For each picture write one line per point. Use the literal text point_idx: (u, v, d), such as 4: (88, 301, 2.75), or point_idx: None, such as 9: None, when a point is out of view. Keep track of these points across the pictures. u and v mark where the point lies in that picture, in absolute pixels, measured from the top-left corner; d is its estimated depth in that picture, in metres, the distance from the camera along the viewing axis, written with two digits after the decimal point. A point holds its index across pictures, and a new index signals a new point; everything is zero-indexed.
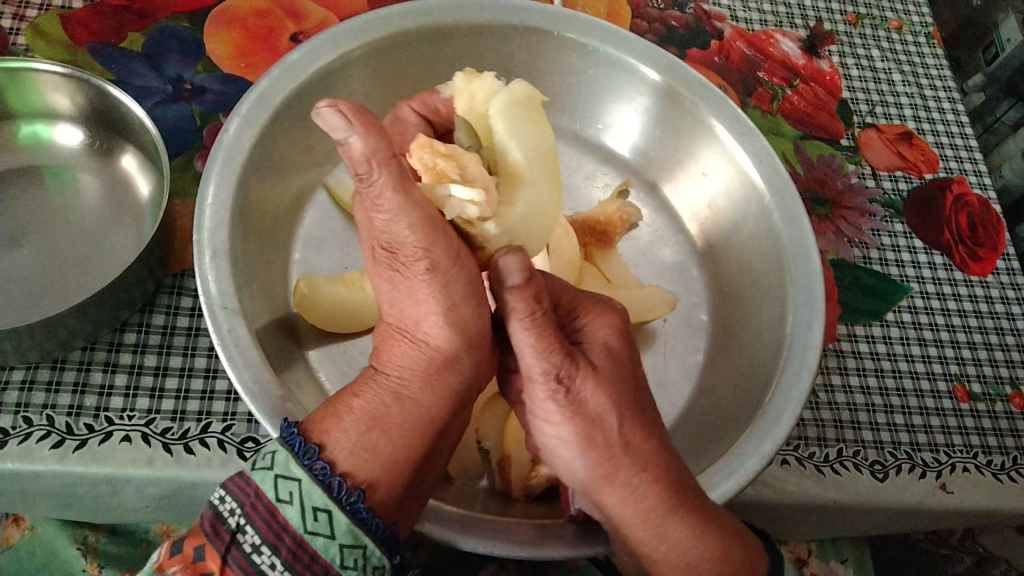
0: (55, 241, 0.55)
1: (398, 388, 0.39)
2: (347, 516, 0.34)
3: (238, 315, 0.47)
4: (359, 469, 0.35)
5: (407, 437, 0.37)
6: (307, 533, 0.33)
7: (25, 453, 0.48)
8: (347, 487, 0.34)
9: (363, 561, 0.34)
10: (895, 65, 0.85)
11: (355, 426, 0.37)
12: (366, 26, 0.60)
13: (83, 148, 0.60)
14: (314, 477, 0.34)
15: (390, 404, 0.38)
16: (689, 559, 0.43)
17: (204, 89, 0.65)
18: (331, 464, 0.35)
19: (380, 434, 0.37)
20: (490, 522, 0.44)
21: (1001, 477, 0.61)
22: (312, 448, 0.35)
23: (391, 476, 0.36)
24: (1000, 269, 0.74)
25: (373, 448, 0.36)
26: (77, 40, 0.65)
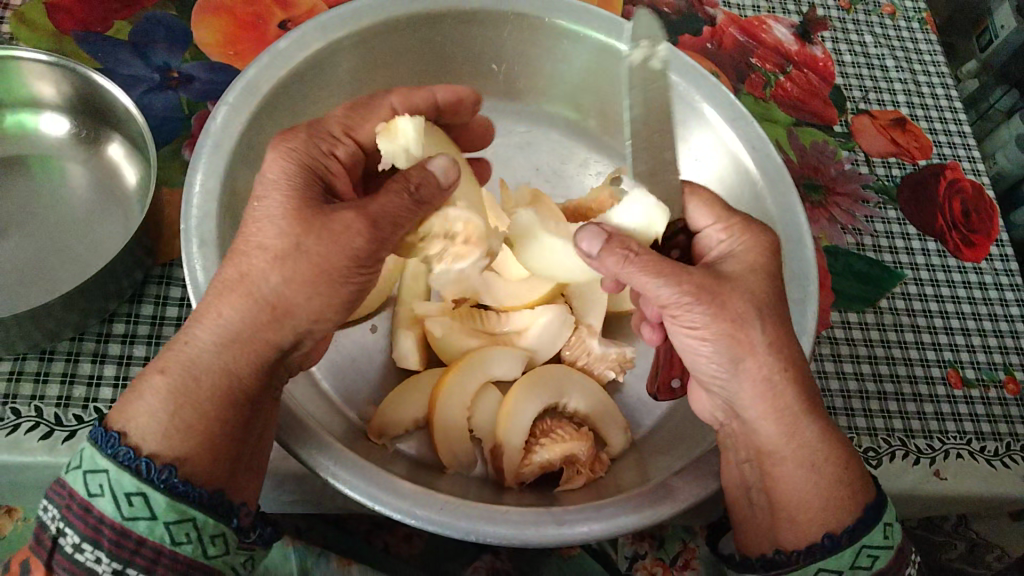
0: (41, 231, 0.54)
1: (194, 358, 0.39)
2: (164, 494, 0.36)
3: None
4: (166, 448, 0.37)
5: (213, 404, 0.39)
6: (126, 519, 0.36)
7: (14, 444, 0.47)
8: (155, 468, 0.36)
9: (195, 532, 0.37)
10: (889, 51, 0.85)
11: (155, 399, 0.38)
12: (352, 12, 0.59)
13: (70, 137, 0.59)
14: (120, 463, 0.36)
15: (196, 376, 0.39)
16: (814, 462, 0.44)
17: (192, 77, 0.64)
18: (137, 446, 0.37)
19: (189, 409, 0.38)
20: (464, 507, 0.43)
21: (995, 463, 0.61)
22: (113, 435, 0.37)
23: (203, 454, 0.38)
24: (994, 255, 0.73)
25: (178, 416, 0.38)
26: (62, 29, 0.64)
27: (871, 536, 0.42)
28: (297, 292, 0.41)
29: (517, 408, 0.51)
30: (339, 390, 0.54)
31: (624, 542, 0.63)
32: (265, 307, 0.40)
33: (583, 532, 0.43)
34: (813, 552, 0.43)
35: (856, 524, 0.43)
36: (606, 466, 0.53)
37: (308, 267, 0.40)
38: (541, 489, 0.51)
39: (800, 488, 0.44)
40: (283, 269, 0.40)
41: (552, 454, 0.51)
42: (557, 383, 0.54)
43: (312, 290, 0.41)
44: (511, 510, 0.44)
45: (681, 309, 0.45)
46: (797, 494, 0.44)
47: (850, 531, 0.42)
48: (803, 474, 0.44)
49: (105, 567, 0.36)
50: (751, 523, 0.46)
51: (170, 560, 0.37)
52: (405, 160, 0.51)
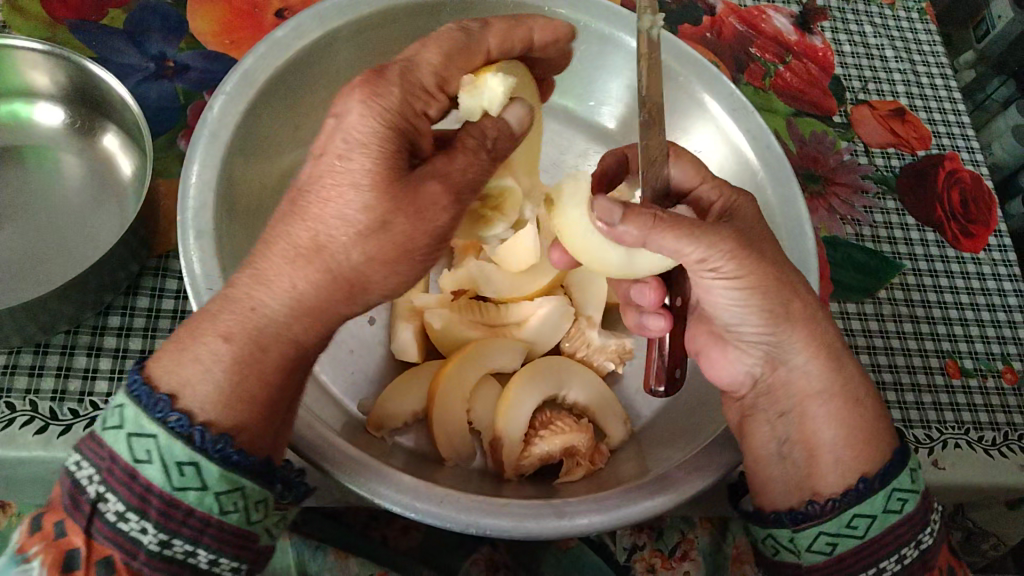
0: (36, 223, 0.54)
1: (267, 324, 0.37)
2: (218, 463, 0.35)
3: None
4: (222, 419, 0.36)
5: (274, 378, 0.38)
6: (176, 489, 0.35)
7: (9, 439, 0.47)
8: (211, 439, 0.35)
9: (243, 502, 0.37)
10: (888, 41, 0.84)
11: (217, 364, 0.36)
12: (351, 2, 0.59)
13: (64, 127, 0.59)
14: (169, 429, 0.35)
15: (265, 349, 0.37)
16: (851, 401, 0.45)
17: (187, 67, 0.63)
18: (189, 414, 0.36)
19: (250, 379, 0.37)
20: (464, 500, 0.43)
21: (993, 453, 0.61)
22: (163, 399, 0.36)
23: (255, 427, 0.37)
24: (993, 246, 0.73)
25: (242, 387, 0.37)
26: (56, 17, 0.63)
27: (901, 478, 0.43)
28: (377, 270, 0.38)
29: (516, 399, 0.51)
30: (331, 374, 0.53)
31: (623, 534, 0.62)
32: (342, 281, 0.37)
33: (584, 524, 0.43)
34: (849, 497, 0.43)
35: (887, 468, 0.43)
36: (606, 457, 0.52)
37: (390, 247, 0.37)
38: (540, 481, 0.51)
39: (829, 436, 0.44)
40: (367, 247, 0.37)
41: (552, 446, 0.50)
42: (557, 375, 0.53)
43: (392, 267, 0.38)
44: (512, 502, 0.44)
45: (720, 262, 0.43)
46: (831, 440, 0.44)
47: (880, 476, 0.43)
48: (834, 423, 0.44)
49: (152, 538, 0.35)
50: (778, 480, 0.45)
51: (214, 530, 0.36)
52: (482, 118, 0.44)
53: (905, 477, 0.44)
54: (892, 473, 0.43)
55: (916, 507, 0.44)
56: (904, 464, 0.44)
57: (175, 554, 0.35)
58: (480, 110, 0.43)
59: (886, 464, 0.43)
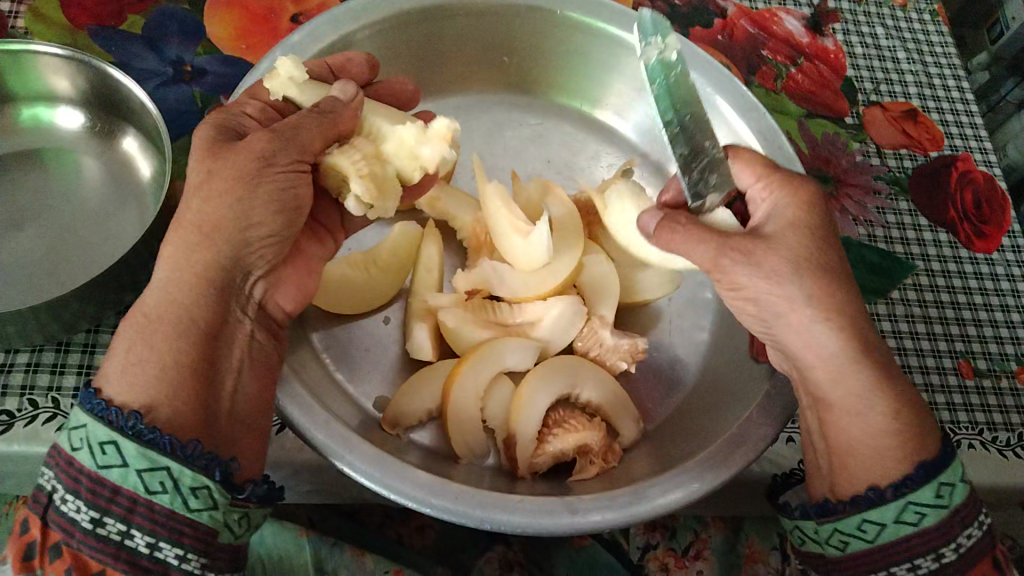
0: (58, 224, 0.55)
1: (156, 297, 0.40)
2: (134, 441, 0.36)
3: None
4: (131, 394, 0.37)
5: (176, 339, 0.39)
6: (101, 468, 0.36)
7: (32, 435, 0.48)
8: (121, 413, 0.36)
9: (171, 481, 0.36)
10: (900, 43, 0.84)
11: (122, 350, 0.39)
12: (365, 7, 0.59)
13: (84, 131, 0.60)
14: (95, 415, 0.36)
15: (152, 317, 0.40)
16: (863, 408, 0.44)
17: (204, 71, 0.64)
18: (108, 398, 0.37)
19: (151, 351, 0.39)
20: (477, 495, 0.44)
21: (1007, 454, 0.61)
22: (89, 391, 0.37)
23: (168, 397, 0.38)
24: (1006, 246, 0.73)
25: (143, 359, 0.38)
26: (77, 23, 0.64)
27: (916, 494, 0.42)
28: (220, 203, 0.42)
29: (530, 399, 0.52)
30: (348, 377, 0.54)
31: (636, 533, 0.63)
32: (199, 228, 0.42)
33: (596, 519, 0.44)
34: (857, 505, 0.43)
35: (903, 479, 0.42)
36: (619, 455, 0.53)
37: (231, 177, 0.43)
38: (553, 479, 0.52)
39: (851, 422, 0.44)
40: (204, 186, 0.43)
41: (566, 445, 0.51)
42: (570, 374, 0.54)
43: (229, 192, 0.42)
44: (525, 498, 0.44)
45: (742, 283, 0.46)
46: (848, 437, 0.44)
47: (894, 486, 0.42)
48: (855, 417, 0.44)
49: (84, 517, 0.35)
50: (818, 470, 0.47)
51: (145, 510, 0.36)
52: (297, 89, 0.50)
53: (928, 491, 0.42)
54: (906, 487, 0.42)
55: (942, 521, 0.42)
56: (930, 478, 0.42)
57: (110, 535, 0.36)
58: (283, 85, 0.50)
59: (902, 477, 0.42)
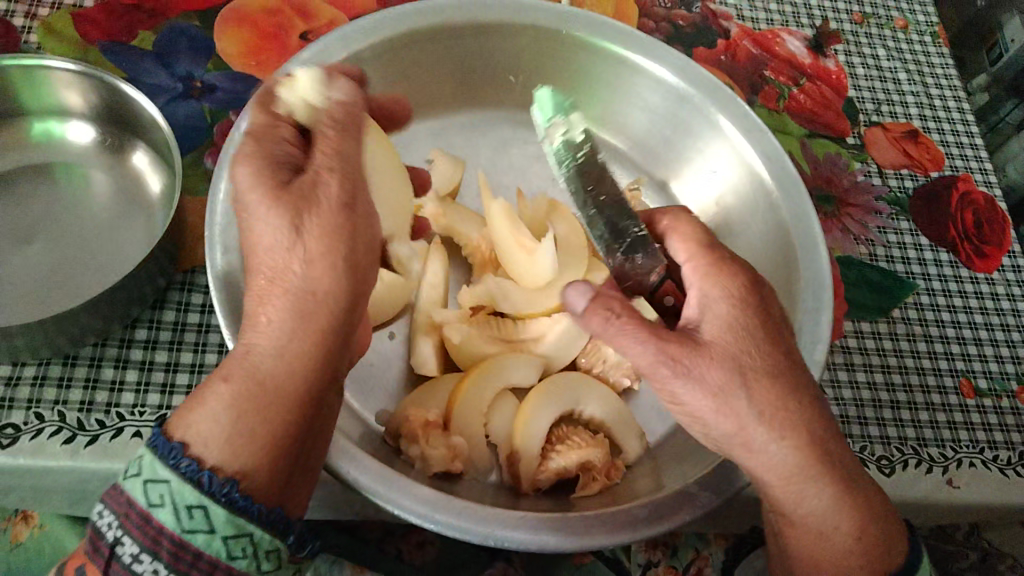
0: (66, 238, 0.55)
1: (261, 356, 0.39)
2: (225, 508, 0.36)
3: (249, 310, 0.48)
4: (230, 460, 0.37)
5: (277, 412, 0.38)
6: (185, 531, 0.35)
7: (38, 448, 0.48)
8: (219, 482, 0.36)
9: (251, 547, 0.37)
10: (901, 64, 0.85)
11: (219, 408, 0.37)
12: (373, 25, 0.60)
13: (94, 145, 0.60)
14: (181, 475, 0.36)
15: (251, 378, 0.38)
16: (824, 527, 0.44)
17: (214, 87, 0.65)
18: (200, 459, 0.36)
19: (253, 418, 0.38)
20: (481, 511, 0.44)
21: (1008, 473, 0.61)
22: (176, 446, 0.36)
23: (264, 462, 0.37)
24: (1006, 266, 0.74)
25: (245, 429, 0.37)
26: (88, 38, 0.65)
27: None
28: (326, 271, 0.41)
29: (531, 417, 0.52)
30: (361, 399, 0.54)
31: (637, 550, 0.63)
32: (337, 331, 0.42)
33: (597, 538, 0.44)
34: None
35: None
36: (622, 471, 0.53)
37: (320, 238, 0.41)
38: (557, 496, 0.52)
39: (817, 543, 0.45)
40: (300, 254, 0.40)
41: (568, 461, 0.51)
42: (574, 391, 0.54)
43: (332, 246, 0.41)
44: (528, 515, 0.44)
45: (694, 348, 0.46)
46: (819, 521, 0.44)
47: None
48: (819, 537, 0.44)
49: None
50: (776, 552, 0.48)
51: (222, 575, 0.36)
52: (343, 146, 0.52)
53: None
54: None
55: None
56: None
57: None
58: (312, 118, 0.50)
59: None
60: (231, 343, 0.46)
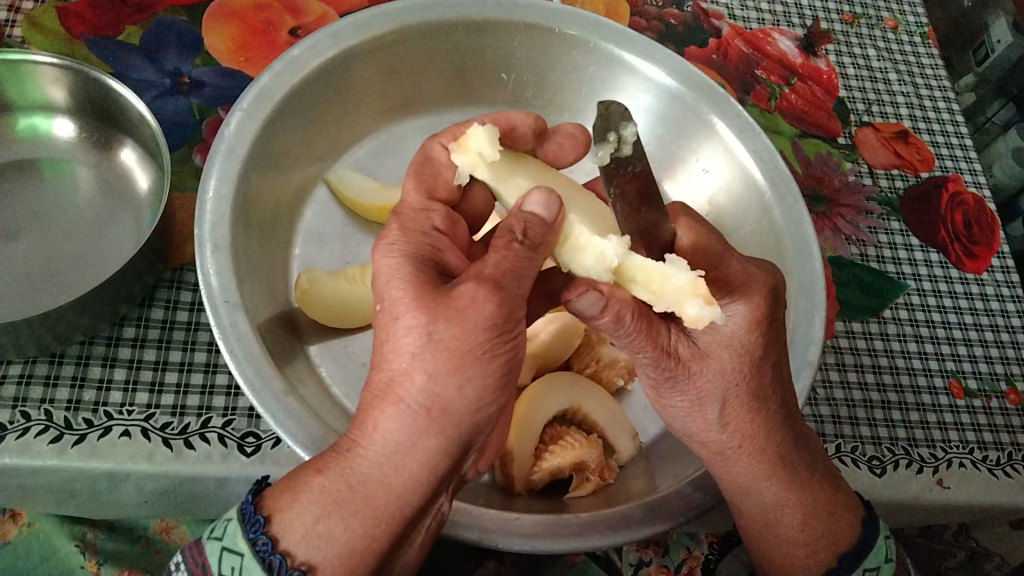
0: (52, 235, 0.54)
1: (372, 475, 0.36)
2: None
3: (239, 309, 0.47)
4: (309, 549, 0.35)
5: (372, 526, 0.36)
6: None
7: (24, 448, 0.47)
8: (286, 567, 0.35)
9: None
10: (891, 65, 0.85)
11: (313, 509, 0.36)
12: (364, 21, 0.59)
13: (80, 141, 0.59)
14: (256, 552, 0.36)
15: (353, 489, 0.36)
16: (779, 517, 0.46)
17: (202, 82, 0.64)
18: (275, 539, 0.36)
19: (338, 518, 0.36)
20: (476, 513, 0.44)
21: (997, 473, 0.62)
22: (259, 520, 0.36)
23: (342, 562, 0.35)
24: (995, 267, 0.74)
25: (330, 532, 0.35)
26: (74, 32, 0.64)
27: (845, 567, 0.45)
28: (448, 386, 0.36)
29: (526, 416, 0.51)
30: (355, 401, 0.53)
31: (629, 550, 0.64)
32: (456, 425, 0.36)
33: (594, 540, 0.44)
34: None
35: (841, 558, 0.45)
36: (615, 472, 0.53)
37: (449, 355, 0.36)
38: (550, 496, 0.52)
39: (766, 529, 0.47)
40: (425, 364, 0.36)
41: (562, 461, 0.51)
42: (570, 392, 0.54)
43: (464, 375, 0.36)
44: (523, 517, 0.45)
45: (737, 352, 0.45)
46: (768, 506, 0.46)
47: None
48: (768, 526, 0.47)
49: None
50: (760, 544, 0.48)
51: None
52: (485, 167, 0.48)
53: (882, 549, 0.46)
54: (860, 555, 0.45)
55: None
56: (877, 535, 0.46)
57: None
58: (474, 164, 0.48)
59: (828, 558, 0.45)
60: (220, 343, 0.45)
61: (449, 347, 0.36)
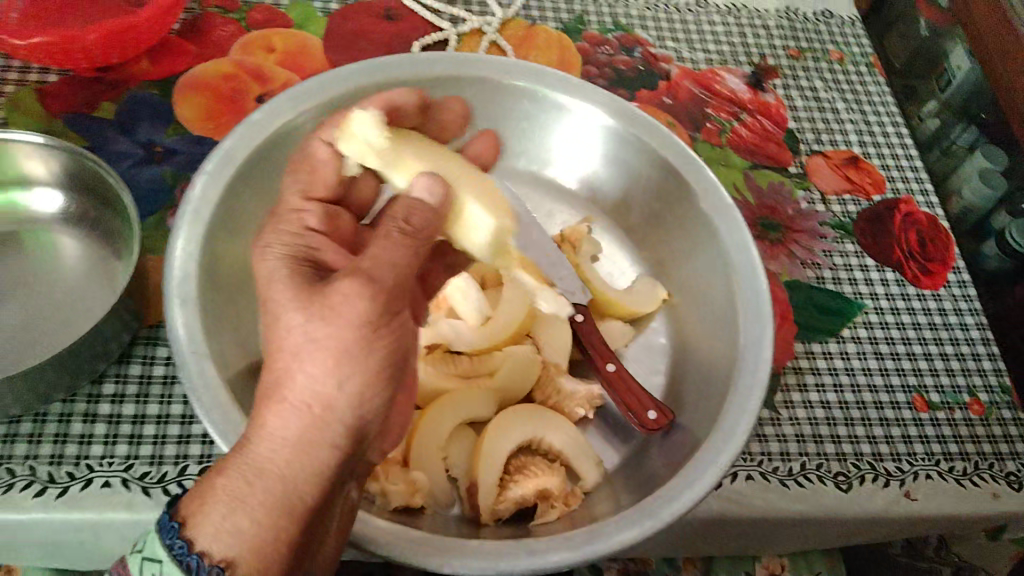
0: (34, 300, 0.57)
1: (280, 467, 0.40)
2: None
3: (206, 358, 0.50)
4: (219, 546, 0.37)
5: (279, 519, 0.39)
6: None
7: (8, 502, 0.49)
8: (203, 565, 0.37)
9: None
10: (838, 95, 0.89)
11: (218, 509, 0.38)
12: (322, 84, 0.63)
13: (61, 210, 0.63)
14: (173, 556, 0.37)
15: (253, 483, 0.39)
16: None
17: (174, 150, 0.68)
18: (190, 540, 0.37)
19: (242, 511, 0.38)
20: (436, 543, 0.46)
21: (964, 483, 0.63)
22: (174, 526, 0.38)
23: (256, 556, 0.38)
24: (951, 282, 0.76)
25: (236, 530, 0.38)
26: (53, 111, 0.68)
27: None
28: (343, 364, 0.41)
29: (490, 449, 0.53)
30: None
31: None
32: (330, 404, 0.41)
33: (548, 559, 0.46)
34: None
35: None
36: (580, 499, 0.55)
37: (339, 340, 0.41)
38: (517, 525, 0.54)
39: None
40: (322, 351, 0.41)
41: (526, 490, 0.53)
42: (532, 422, 0.56)
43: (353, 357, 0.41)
44: (483, 545, 0.46)
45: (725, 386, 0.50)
46: None
47: None
48: None
49: None
50: None
51: None
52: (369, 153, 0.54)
53: None
54: None
55: None
56: None
57: None
58: (359, 151, 0.54)
59: None
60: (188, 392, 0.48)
61: (330, 343, 0.41)
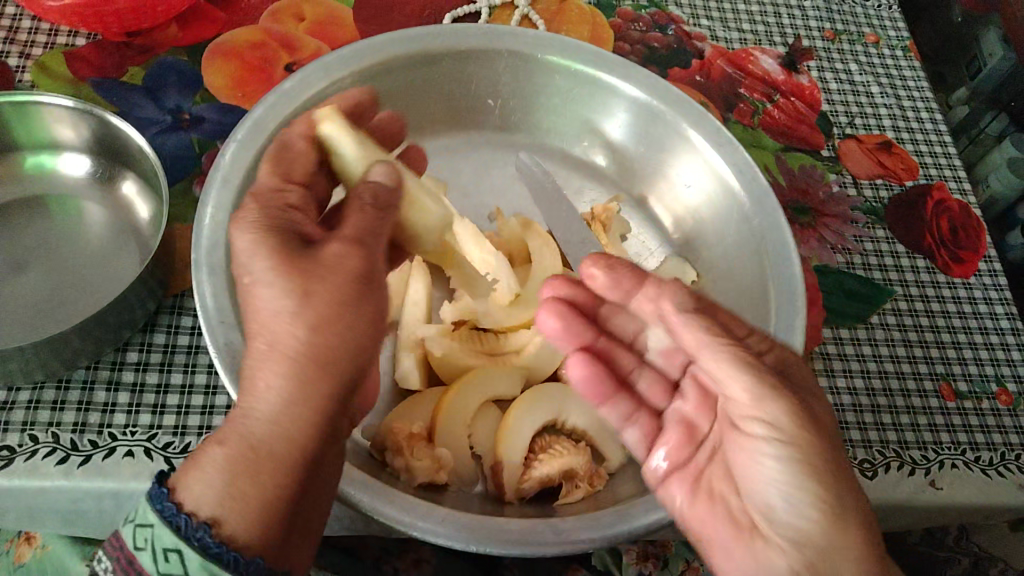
0: (60, 266, 0.57)
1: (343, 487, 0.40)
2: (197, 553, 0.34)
3: (234, 328, 0.49)
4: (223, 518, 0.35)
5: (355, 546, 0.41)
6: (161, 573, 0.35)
7: (31, 469, 0.49)
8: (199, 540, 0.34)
9: None
10: (873, 78, 0.87)
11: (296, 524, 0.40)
12: (354, 53, 0.62)
13: (87, 176, 0.62)
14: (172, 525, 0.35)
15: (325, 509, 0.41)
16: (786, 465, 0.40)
17: (201, 118, 0.67)
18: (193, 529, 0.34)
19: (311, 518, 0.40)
20: (462, 520, 0.46)
21: (989, 473, 0.63)
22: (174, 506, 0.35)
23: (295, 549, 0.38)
24: (982, 271, 0.75)
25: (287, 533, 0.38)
26: (80, 75, 0.68)
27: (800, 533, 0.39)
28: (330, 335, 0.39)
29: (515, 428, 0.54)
30: None
31: (629, 563, 0.64)
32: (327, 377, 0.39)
33: (579, 540, 0.46)
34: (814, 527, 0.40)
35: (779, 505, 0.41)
36: (604, 480, 0.54)
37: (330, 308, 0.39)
38: (540, 504, 0.53)
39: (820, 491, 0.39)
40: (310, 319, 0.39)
41: (551, 469, 0.52)
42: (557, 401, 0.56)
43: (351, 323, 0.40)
44: (511, 523, 0.46)
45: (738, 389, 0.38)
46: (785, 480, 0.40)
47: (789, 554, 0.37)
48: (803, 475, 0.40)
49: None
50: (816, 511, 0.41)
51: None
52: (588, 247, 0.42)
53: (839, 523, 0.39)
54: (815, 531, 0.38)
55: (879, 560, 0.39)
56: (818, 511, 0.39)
57: None
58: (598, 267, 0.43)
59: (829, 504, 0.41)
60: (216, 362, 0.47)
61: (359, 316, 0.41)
